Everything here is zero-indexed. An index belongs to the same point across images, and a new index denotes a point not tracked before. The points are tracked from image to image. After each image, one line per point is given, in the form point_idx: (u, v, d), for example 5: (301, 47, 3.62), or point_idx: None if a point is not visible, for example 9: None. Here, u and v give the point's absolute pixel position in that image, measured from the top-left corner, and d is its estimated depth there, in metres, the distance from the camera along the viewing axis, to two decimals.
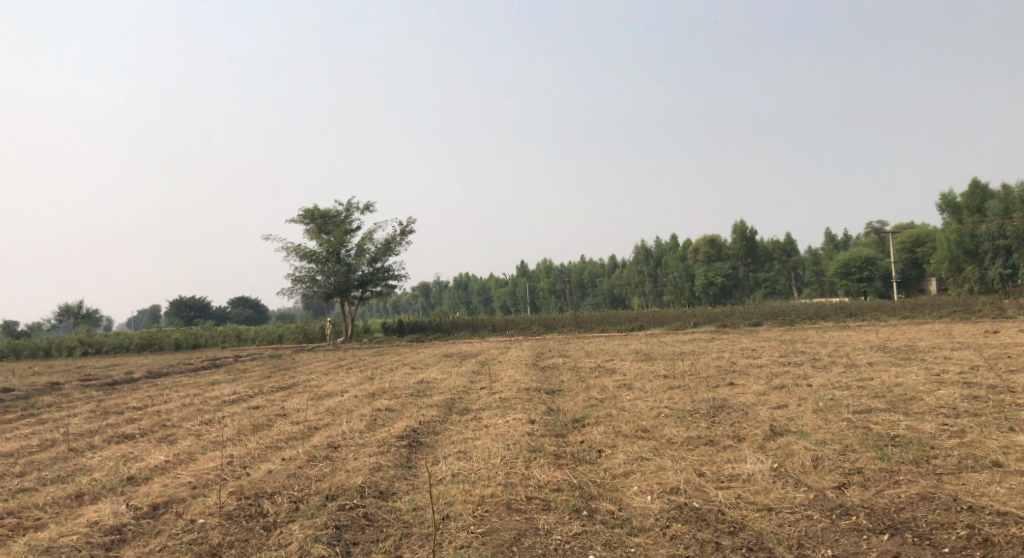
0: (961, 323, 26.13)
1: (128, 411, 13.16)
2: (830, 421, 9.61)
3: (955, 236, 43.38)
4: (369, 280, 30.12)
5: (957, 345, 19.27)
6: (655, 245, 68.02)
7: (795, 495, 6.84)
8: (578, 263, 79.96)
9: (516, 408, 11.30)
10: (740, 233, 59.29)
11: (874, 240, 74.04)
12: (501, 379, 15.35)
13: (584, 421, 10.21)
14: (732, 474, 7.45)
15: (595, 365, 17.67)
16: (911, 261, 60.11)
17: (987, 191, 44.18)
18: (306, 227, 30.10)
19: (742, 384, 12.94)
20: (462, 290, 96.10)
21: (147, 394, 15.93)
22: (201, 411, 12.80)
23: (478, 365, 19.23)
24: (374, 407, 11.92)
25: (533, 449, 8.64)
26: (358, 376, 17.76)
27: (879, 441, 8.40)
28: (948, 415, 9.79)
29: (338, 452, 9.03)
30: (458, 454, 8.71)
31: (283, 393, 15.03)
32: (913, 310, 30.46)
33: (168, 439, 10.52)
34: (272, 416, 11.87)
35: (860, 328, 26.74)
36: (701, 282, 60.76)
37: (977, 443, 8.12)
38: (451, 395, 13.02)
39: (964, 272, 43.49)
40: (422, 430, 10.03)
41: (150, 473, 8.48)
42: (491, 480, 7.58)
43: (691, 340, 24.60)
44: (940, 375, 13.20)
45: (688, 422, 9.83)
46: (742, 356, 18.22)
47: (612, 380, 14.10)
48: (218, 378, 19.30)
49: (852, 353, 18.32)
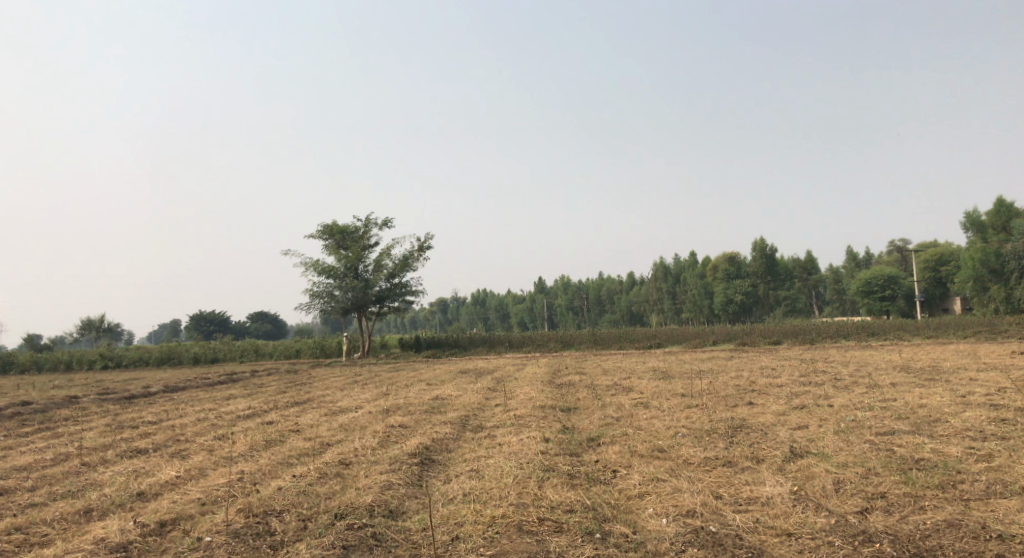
0: (987, 344, 25.67)
1: (143, 425, 13.16)
2: (852, 443, 9.37)
3: (979, 254, 42.73)
4: (387, 295, 30.11)
5: (982, 366, 18.89)
6: (674, 262, 67.78)
7: (816, 520, 6.62)
8: (596, 280, 79.72)
9: (530, 426, 11.15)
10: (760, 250, 59.03)
11: (896, 258, 73.34)
12: (516, 396, 15.21)
13: (599, 440, 10.04)
14: (750, 497, 7.25)
15: (611, 383, 17.51)
16: (934, 280, 59.30)
17: (1013, 210, 43.52)
18: (324, 242, 30.23)
19: (762, 404, 12.70)
20: (479, 306, 96.12)
21: (163, 409, 15.96)
22: (215, 426, 12.78)
23: (494, 382, 19.11)
24: (387, 423, 11.83)
25: (547, 469, 8.48)
26: (374, 392, 17.69)
27: (903, 465, 8.16)
28: (975, 438, 9.52)
29: (349, 469, 8.93)
30: (470, 472, 8.58)
31: (297, 408, 14.99)
32: (938, 329, 29.95)
33: (180, 454, 10.49)
34: (285, 431, 11.81)
35: (882, 347, 26.36)
36: (720, 299, 59.54)
37: (1005, 468, 7.85)
38: (466, 412, 12.90)
39: (989, 291, 42.73)
40: (434, 448, 9.91)
41: (160, 489, 8.43)
42: (502, 500, 7.43)
43: (710, 358, 24.38)
44: (966, 396, 12.90)
45: (706, 442, 9.62)
46: (762, 375, 17.95)
47: (628, 399, 13.91)
48: (234, 393, 19.33)
49: (874, 373, 18.00)
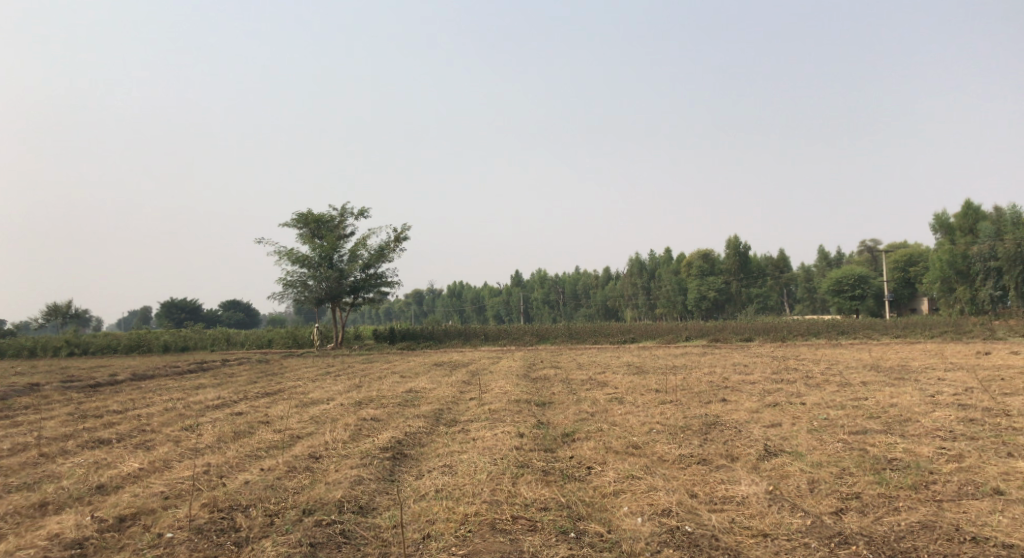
0: (953, 344, 26.05)
1: (107, 415, 12.81)
2: (826, 442, 9.37)
3: (947, 256, 43.43)
4: (362, 286, 29.78)
5: (950, 366, 19.13)
6: (649, 258, 68.28)
7: (791, 521, 6.58)
8: (572, 274, 79.96)
9: (505, 420, 11.02)
10: (733, 248, 59.33)
11: (866, 259, 74.54)
12: (491, 389, 15.06)
13: (574, 436, 9.95)
14: (725, 496, 7.20)
15: (586, 377, 17.44)
16: (903, 280, 60.33)
17: (980, 213, 44.38)
18: (299, 231, 29.79)
19: (735, 401, 12.71)
20: (455, 298, 95.92)
21: (129, 398, 15.60)
22: (182, 416, 12.48)
23: (468, 375, 18.95)
24: (359, 416, 11.63)
25: (521, 465, 8.37)
26: (346, 383, 17.41)
27: (877, 464, 8.16)
28: (946, 438, 9.57)
29: (319, 463, 8.73)
30: (443, 468, 8.43)
31: (268, 399, 14.71)
32: (906, 328, 30.38)
33: (144, 445, 10.20)
34: (255, 423, 11.56)
35: (853, 346, 26.67)
36: (694, 296, 60.37)
37: (976, 469, 7.89)
38: (439, 405, 12.73)
39: (955, 293, 43.61)
40: (407, 442, 9.74)
41: (121, 482, 8.17)
42: (476, 497, 7.29)
43: (684, 354, 24.47)
44: (935, 396, 12.99)
45: (681, 439, 9.58)
46: (735, 372, 18.00)
47: (603, 394, 13.85)
48: (203, 382, 18.96)
49: (845, 371, 18.13)
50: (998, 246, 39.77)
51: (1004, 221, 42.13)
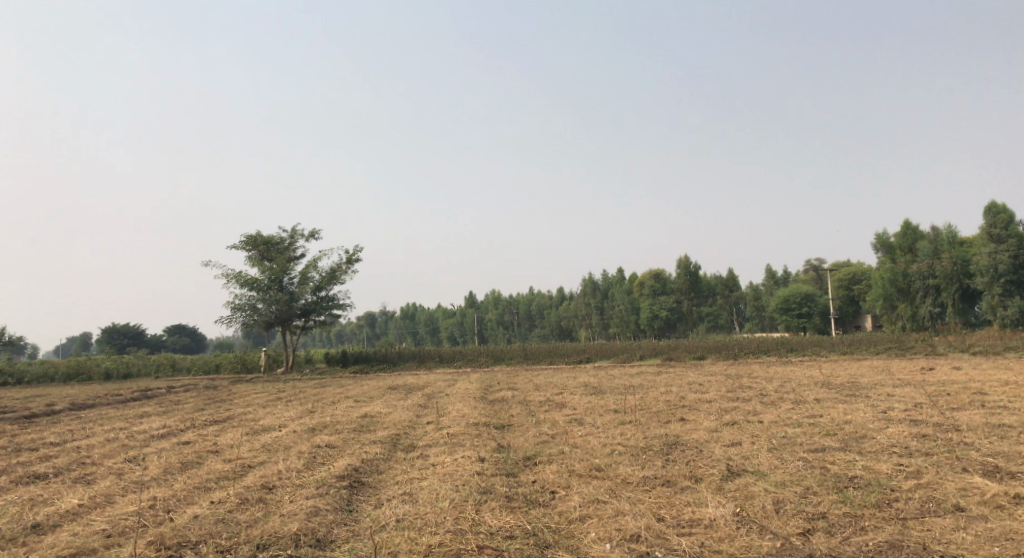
0: (898, 360, 26.72)
1: (43, 447, 12.12)
2: (786, 460, 9.39)
3: (888, 274, 44.50)
4: (313, 308, 29.17)
5: (898, 382, 19.57)
6: (602, 278, 68.87)
7: (761, 543, 6.52)
8: (526, 295, 80.06)
9: (464, 445, 10.78)
10: (684, 267, 60.14)
11: (812, 277, 76.57)
12: (448, 413, 14.78)
13: (536, 460, 9.78)
14: (693, 519, 7.11)
15: (544, 399, 17.30)
16: (847, 298, 62.00)
17: (918, 233, 45.83)
18: (247, 254, 29.13)
19: (693, 420, 12.72)
20: (409, 320, 95.08)
21: (68, 428, 14.85)
22: (126, 447, 11.90)
23: (425, 398, 18.63)
24: (313, 443, 11.25)
25: (484, 491, 8.14)
26: (298, 409, 16.92)
27: (839, 483, 8.18)
28: (902, 454, 9.70)
29: (273, 494, 8.36)
30: (403, 496, 8.16)
31: (217, 427, 14.17)
32: (852, 345, 31.08)
33: (84, 479, 9.66)
34: (203, 452, 11.08)
35: (802, 363, 27.17)
36: (647, 315, 61.41)
37: (935, 485, 7.96)
38: (396, 430, 12.40)
39: (897, 310, 44.64)
40: (364, 470, 9.43)
41: (59, 520, 7.67)
42: (438, 527, 7.04)
43: (639, 373, 24.55)
44: (886, 413, 13.20)
45: (643, 461, 9.48)
46: (691, 391, 18.08)
47: (562, 415, 13.70)
48: (148, 410, 18.23)
49: (798, 389, 18.38)
50: (936, 264, 41.75)
51: (942, 241, 43.61)
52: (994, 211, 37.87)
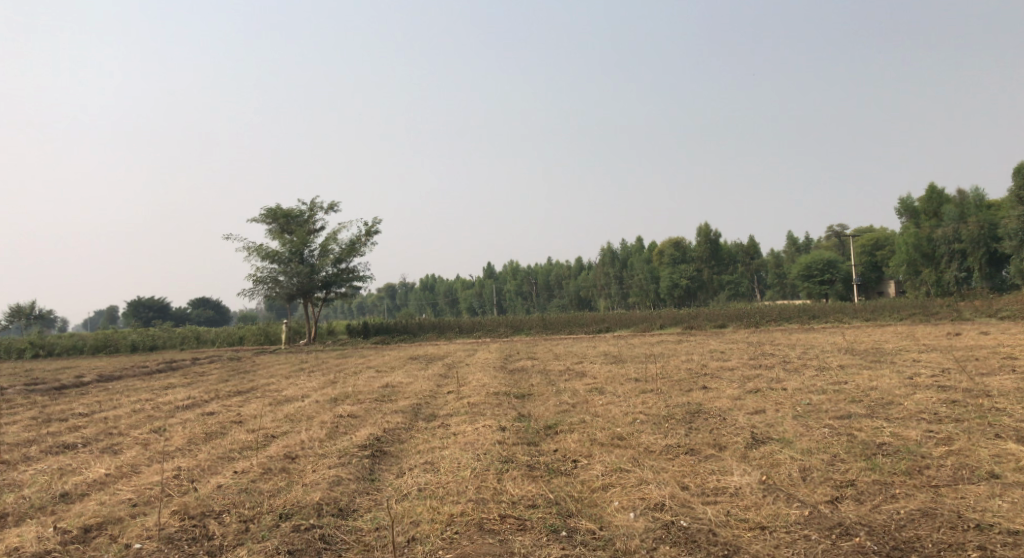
0: (923, 326, 26.29)
1: (71, 418, 12.27)
2: (812, 428, 9.24)
3: (912, 239, 43.75)
4: (334, 281, 29.26)
5: (924, 347, 19.25)
6: (621, 247, 68.40)
7: (788, 512, 6.41)
8: (545, 265, 79.82)
9: (485, 414, 10.73)
10: (705, 235, 59.57)
11: (834, 243, 75.70)
12: (469, 382, 14.78)
13: (557, 429, 9.72)
14: (718, 487, 7.02)
15: (564, 368, 17.24)
16: (871, 264, 61.14)
17: (944, 197, 44.88)
18: (268, 227, 29.20)
19: (716, 388, 12.58)
20: (428, 292, 95.39)
21: (95, 400, 15.03)
22: (151, 418, 12.01)
23: (445, 368, 18.62)
24: (336, 413, 11.26)
25: (506, 460, 8.10)
26: (320, 379, 17.01)
27: (867, 450, 8.03)
28: (931, 421, 9.51)
29: (295, 464, 8.38)
30: (425, 466, 8.13)
31: (240, 398, 14.27)
32: (875, 312, 30.63)
33: (111, 449, 9.75)
34: (227, 423, 11.15)
35: (825, 330, 26.84)
36: (666, 283, 60.67)
37: (966, 452, 7.79)
38: (417, 400, 12.40)
39: (921, 275, 43.98)
40: (386, 439, 9.43)
41: (87, 489, 7.74)
42: (460, 496, 7.01)
43: (659, 342, 24.38)
44: (913, 378, 12.97)
45: (666, 429, 9.38)
46: (712, 359, 17.94)
47: (583, 384, 13.63)
48: (173, 382, 18.43)
49: (821, 355, 18.15)
50: (961, 228, 40.86)
51: (968, 205, 42.79)
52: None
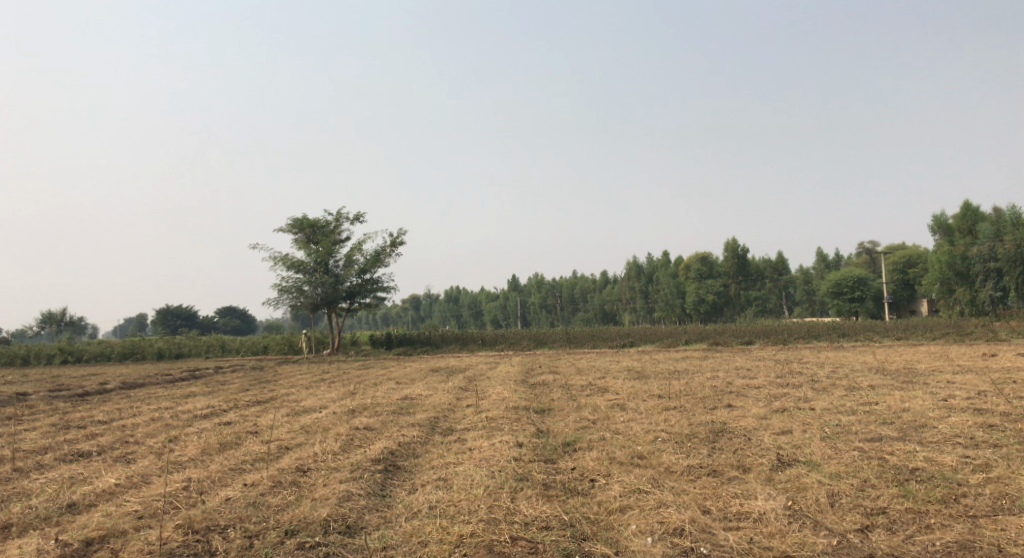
0: (956, 345, 25.54)
1: (90, 425, 12.26)
2: (841, 450, 8.87)
3: (946, 258, 43.18)
4: (358, 291, 29.25)
5: (958, 368, 18.62)
6: (647, 261, 67.79)
7: (816, 541, 6.08)
8: (570, 278, 79.44)
9: (503, 429, 10.48)
10: (732, 250, 58.81)
11: (865, 260, 74.63)
12: (488, 396, 14.58)
13: (575, 446, 9.45)
14: (741, 512, 6.71)
15: (586, 383, 16.98)
16: (903, 282, 60.01)
17: (979, 214, 43.72)
18: (294, 237, 29.32)
19: (741, 407, 12.20)
20: (454, 303, 95.47)
21: (116, 407, 15.06)
22: (168, 426, 11.95)
23: (465, 381, 18.42)
24: (352, 425, 11.09)
25: (520, 478, 7.84)
26: (340, 390, 16.90)
27: (899, 475, 7.65)
28: (967, 445, 9.09)
29: (306, 477, 8.21)
30: (438, 482, 7.91)
31: (259, 408, 14.14)
32: (906, 330, 29.89)
33: (125, 458, 9.68)
34: (243, 433, 11.03)
35: (855, 348, 26.19)
36: (693, 299, 59.78)
37: (1006, 479, 7.38)
38: (435, 413, 12.19)
39: (955, 294, 43.23)
40: (400, 453, 9.23)
41: (95, 499, 7.65)
42: (471, 515, 6.78)
43: (683, 358, 23.99)
44: (947, 400, 12.50)
45: (688, 449, 9.07)
46: (737, 376, 17.55)
47: (604, 400, 13.33)
48: (194, 390, 18.46)
49: (850, 374, 17.66)
50: (998, 247, 39.40)
51: (1004, 222, 41.44)
52: None
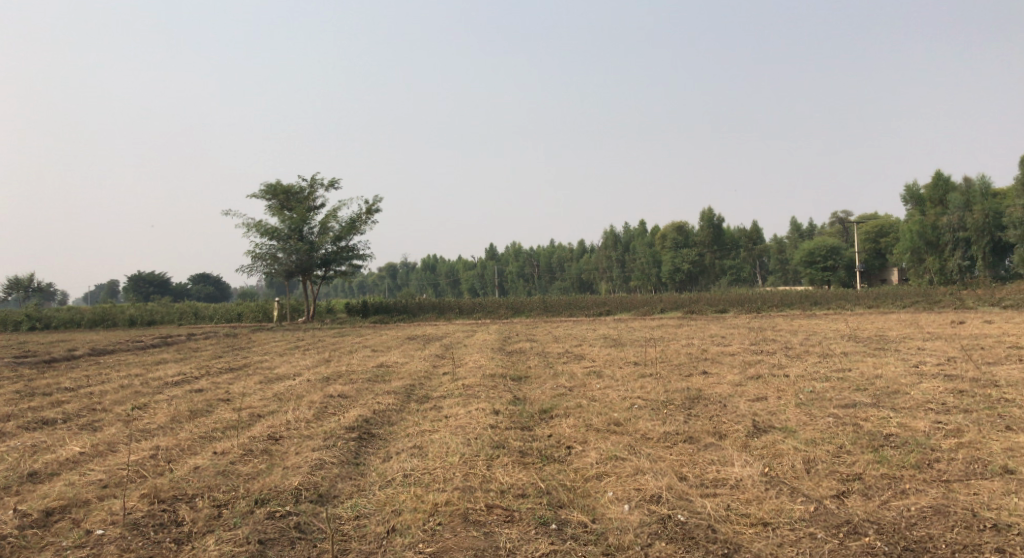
0: (927, 313, 25.87)
1: (57, 392, 11.96)
2: (816, 417, 8.88)
3: (917, 227, 43.01)
4: (333, 259, 28.87)
5: (928, 335, 18.87)
6: (624, 231, 67.86)
7: (793, 508, 6.06)
8: (547, 247, 79.27)
9: (479, 397, 10.39)
10: (707, 219, 58.95)
11: (838, 230, 75.48)
12: (465, 363, 14.49)
13: (552, 413, 9.37)
14: (717, 478, 6.69)
15: (563, 350, 16.97)
16: (874, 251, 60.88)
17: (950, 183, 44.02)
18: (267, 203, 28.76)
19: (716, 374, 12.23)
20: (430, 272, 94.97)
21: (85, 374, 14.68)
22: (138, 394, 11.68)
23: (442, 348, 18.29)
24: (326, 392, 10.93)
25: (497, 446, 7.75)
26: (315, 358, 16.69)
27: (874, 441, 7.67)
28: (939, 411, 9.17)
29: (278, 445, 8.05)
30: (412, 450, 7.79)
31: (232, 375, 13.90)
32: (877, 299, 30.21)
33: (91, 426, 9.42)
34: (214, 401, 10.80)
35: (827, 316, 26.44)
36: (668, 268, 60.32)
37: (977, 444, 7.45)
38: (411, 381, 12.07)
39: (924, 263, 43.39)
40: (374, 421, 9.08)
41: (58, 468, 7.43)
42: (446, 483, 6.67)
43: (660, 326, 24.11)
44: (918, 367, 12.63)
45: (664, 415, 9.03)
46: (713, 343, 17.64)
47: (581, 367, 13.33)
48: (166, 357, 18.14)
49: (824, 342, 17.82)
50: (967, 217, 40.38)
51: (974, 192, 41.68)
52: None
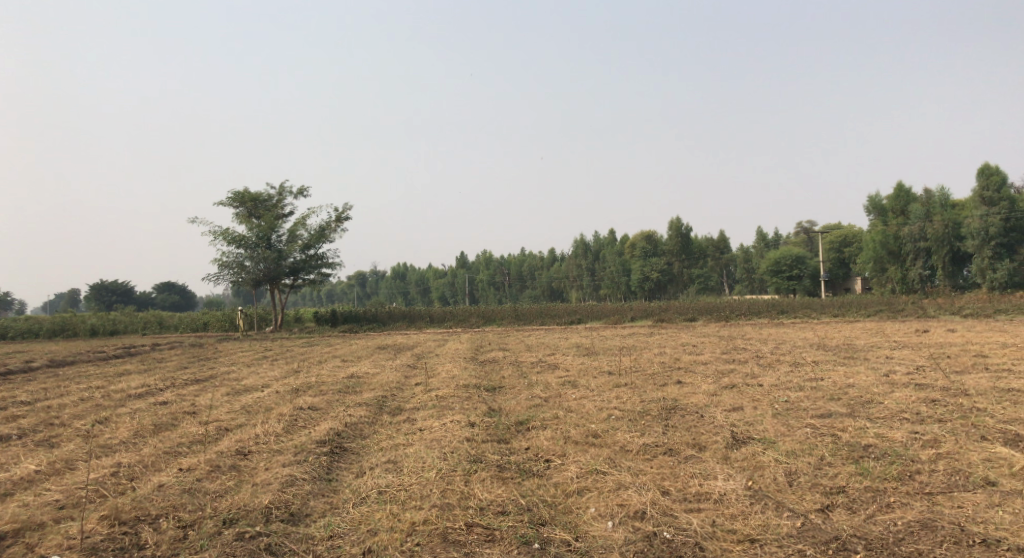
0: (892, 322, 26.26)
1: (12, 407, 11.45)
2: (794, 427, 8.81)
3: (879, 237, 43.83)
4: (302, 267, 28.43)
5: (894, 344, 19.11)
6: (594, 240, 68.08)
7: (779, 523, 5.96)
8: (517, 256, 79.12)
9: (454, 408, 10.16)
10: (676, 229, 59.31)
11: (804, 239, 76.74)
12: (437, 374, 14.24)
13: (528, 425, 9.19)
14: (700, 493, 6.56)
15: (536, 359, 16.80)
16: (838, 261, 61.92)
17: (911, 195, 44.91)
18: (234, 210, 28.21)
19: (691, 383, 12.17)
20: (400, 280, 94.27)
21: (42, 386, 14.10)
22: (98, 407, 11.23)
23: (413, 358, 18.01)
24: (295, 405, 10.61)
25: (474, 460, 7.54)
26: (282, 368, 16.28)
27: (853, 452, 7.63)
28: (914, 421, 9.19)
29: (247, 460, 7.75)
30: (387, 464, 7.56)
31: (197, 387, 13.49)
32: (843, 308, 30.59)
33: (48, 442, 9.01)
34: (179, 414, 10.42)
35: (795, 325, 26.71)
36: (637, 277, 60.60)
37: (956, 455, 7.45)
38: (383, 392, 11.80)
39: (887, 272, 44.11)
40: (346, 434, 8.82)
41: (12, 488, 7.07)
42: (424, 501, 6.46)
43: (631, 334, 24.10)
44: (889, 375, 12.70)
45: (642, 427, 8.90)
46: (685, 352, 17.64)
47: (556, 377, 13.16)
48: (128, 368, 17.58)
49: (794, 350, 17.93)
50: (927, 226, 41.15)
51: (934, 203, 42.65)
52: (987, 173, 37.17)
